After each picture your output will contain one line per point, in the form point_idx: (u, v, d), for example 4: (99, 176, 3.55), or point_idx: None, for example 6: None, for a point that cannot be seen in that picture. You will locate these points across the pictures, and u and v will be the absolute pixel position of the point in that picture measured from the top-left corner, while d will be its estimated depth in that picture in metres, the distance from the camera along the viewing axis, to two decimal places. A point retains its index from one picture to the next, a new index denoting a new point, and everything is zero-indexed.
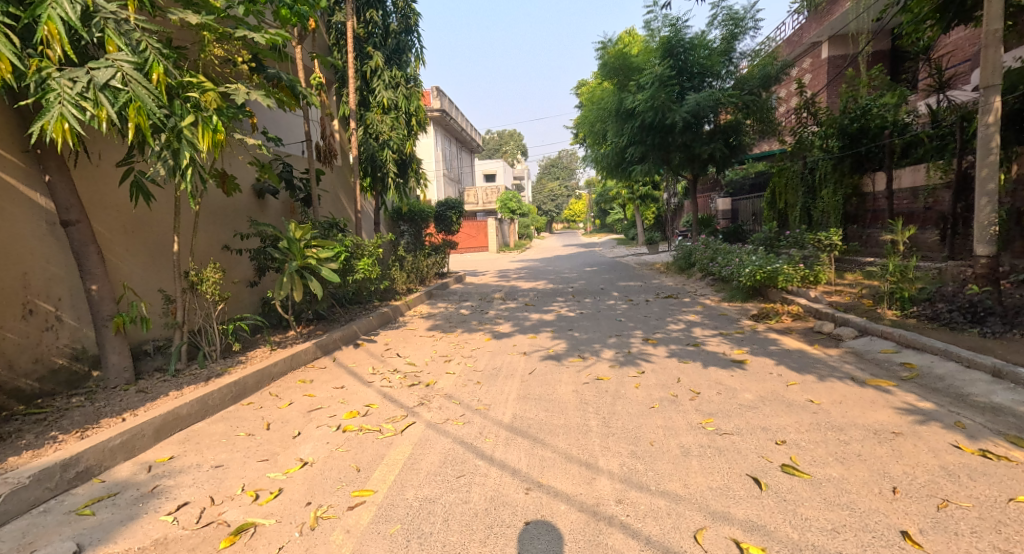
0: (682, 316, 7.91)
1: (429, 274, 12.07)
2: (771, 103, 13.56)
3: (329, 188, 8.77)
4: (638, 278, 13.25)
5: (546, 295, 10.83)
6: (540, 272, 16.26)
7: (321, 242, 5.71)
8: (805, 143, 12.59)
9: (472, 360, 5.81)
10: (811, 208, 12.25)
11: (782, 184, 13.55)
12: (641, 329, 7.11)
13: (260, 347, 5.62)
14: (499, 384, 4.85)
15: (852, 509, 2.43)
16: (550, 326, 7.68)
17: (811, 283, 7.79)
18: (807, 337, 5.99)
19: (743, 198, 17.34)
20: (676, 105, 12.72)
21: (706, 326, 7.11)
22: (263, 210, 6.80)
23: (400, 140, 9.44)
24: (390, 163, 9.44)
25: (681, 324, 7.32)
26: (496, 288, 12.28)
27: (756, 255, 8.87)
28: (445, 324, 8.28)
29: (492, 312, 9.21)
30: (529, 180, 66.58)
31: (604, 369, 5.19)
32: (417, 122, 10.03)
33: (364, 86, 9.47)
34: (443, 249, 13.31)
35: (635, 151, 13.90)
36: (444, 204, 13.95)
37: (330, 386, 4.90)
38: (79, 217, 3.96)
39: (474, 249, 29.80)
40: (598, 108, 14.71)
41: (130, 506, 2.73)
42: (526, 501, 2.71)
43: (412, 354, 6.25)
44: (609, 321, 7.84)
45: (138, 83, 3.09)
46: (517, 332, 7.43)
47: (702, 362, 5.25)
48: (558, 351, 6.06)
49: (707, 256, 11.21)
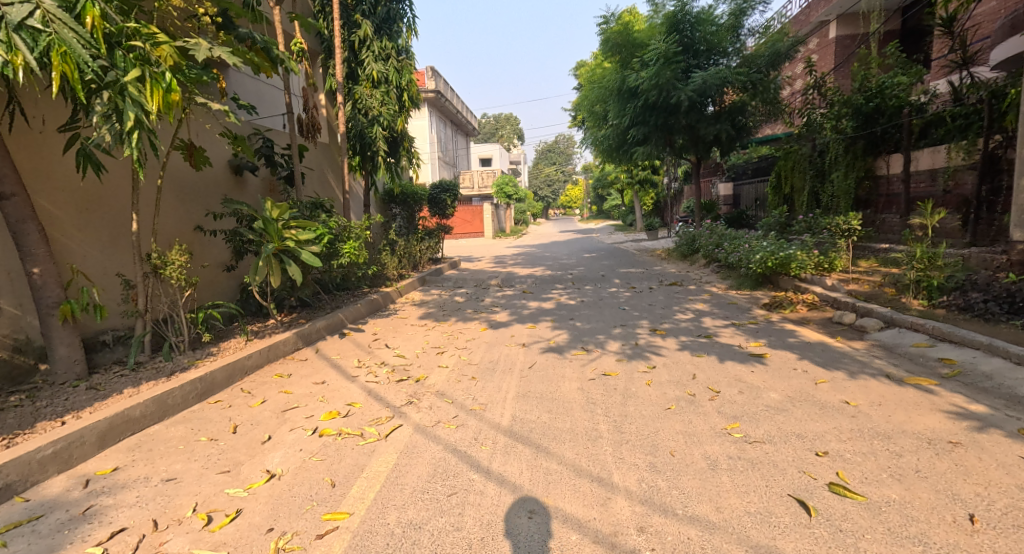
0: (689, 305, 7.49)
1: (422, 259, 11.59)
2: (778, 83, 13.06)
3: (315, 167, 8.26)
4: (639, 265, 12.81)
5: (544, 282, 10.39)
6: (537, 258, 15.79)
7: (300, 222, 5.20)
8: (815, 125, 12.14)
9: (467, 352, 5.37)
10: (819, 192, 11.82)
11: (789, 168, 13.13)
12: (647, 318, 6.69)
13: (236, 337, 5.13)
14: (496, 380, 4.41)
15: (926, 545, 2.01)
16: (549, 315, 7.25)
17: (825, 270, 7.40)
18: (827, 329, 5.58)
19: (746, 182, 16.87)
20: (681, 83, 12.20)
21: (716, 316, 6.69)
22: (240, 188, 6.29)
23: (391, 116, 8.93)
24: (381, 141, 8.93)
25: (689, 313, 6.90)
26: (492, 275, 11.84)
27: (767, 240, 8.44)
28: (438, 313, 7.83)
29: (487, 300, 8.76)
30: (525, 165, 65.75)
31: (611, 363, 4.77)
32: (408, 97, 9.50)
33: (352, 57, 8.87)
34: (437, 233, 12.82)
35: (637, 132, 13.39)
36: (438, 187, 13.44)
37: (310, 381, 4.45)
38: (14, 190, 3.48)
39: (470, 235, 29.28)
40: (599, 88, 14.14)
41: (53, 535, 2.27)
42: (530, 529, 2.28)
43: (402, 345, 5.79)
44: (612, 309, 7.41)
45: (63, 24, 2.63)
46: (515, 321, 6.99)
47: (717, 355, 4.83)
48: (559, 343, 5.63)
49: (712, 242, 10.77)
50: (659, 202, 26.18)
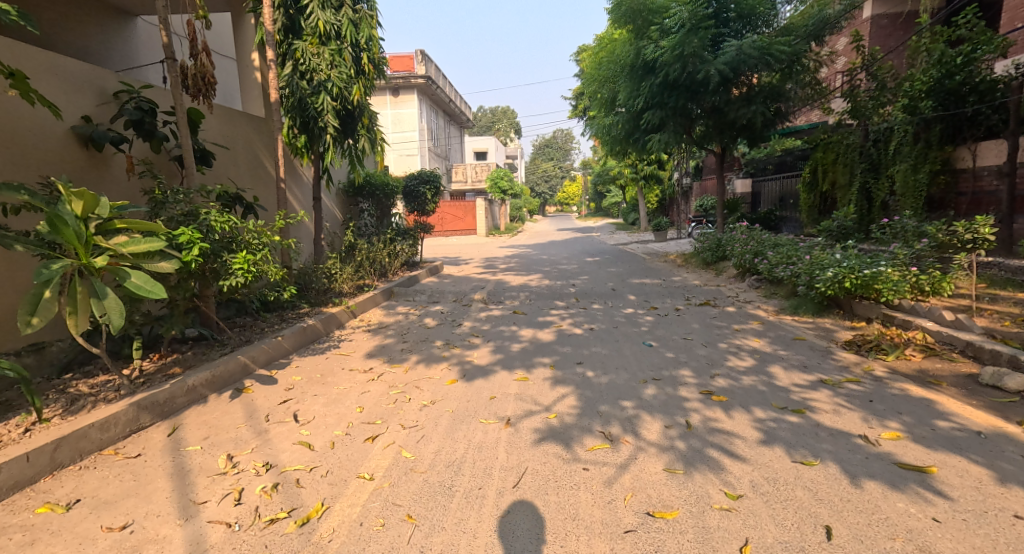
0: (739, 342, 5.47)
1: (393, 265, 9.49)
2: (818, 60, 11.14)
3: (233, 145, 6.23)
4: (653, 273, 10.81)
5: (541, 297, 8.37)
6: (533, 262, 13.77)
7: (132, 221, 3.11)
8: (865, 109, 10.38)
9: (415, 440, 3.32)
10: (873, 189, 9.87)
11: (829, 160, 11.35)
12: (690, 367, 4.67)
13: (17, 417, 3.05)
14: (451, 532, 2.37)
15: None
16: (549, 357, 5.19)
17: (925, 295, 5.50)
18: (988, 403, 3.55)
19: (768, 179, 15.28)
20: (710, 55, 10.19)
21: (790, 364, 4.66)
22: (83, 170, 4.21)
23: (342, 82, 6.88)
24: (330, 114, 6.86)
25: (746, 358, 4.88)
26: (478, 284, 9.83)
27: (836, 251, 6.46)
28: (396, 346, 5.76)
29: (467, 324, 6.70)
30: (520, 161, 63.86)
31: (657, 480, 2.75)
32: (369, 60, 7.42)
33: (291, 2, 6.76)
34: (414, 233, 10.75)
35: (653, 116, 11.37)
36: (416, 178, 11.35)
37: (97, 525, 2.38)
38: None
39: (461, 232, 27.10)
40: (608, 63, 11.99)
41: None
42: None
43: (321, 418, 3.71)
44: (635, 348, 5.36)
45: None
46: (499, 368, 4.93)
47: (840, 464, 2.81)
48: (564, 419, 3.58)
49: (748, 251, 8.80)
50: (664, 199, 24.30)
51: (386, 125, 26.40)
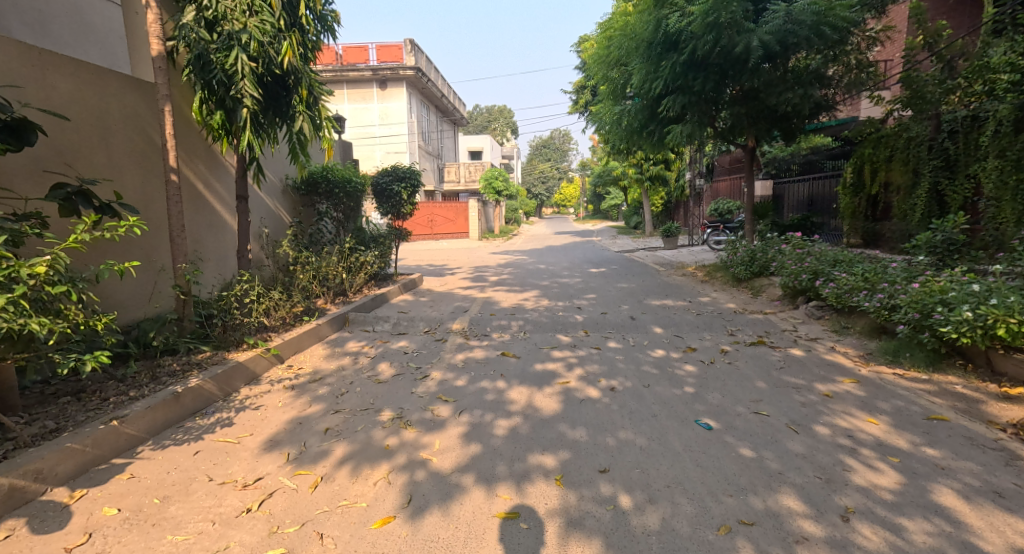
0: (847, 424, 3.53)
1: (353, 281, 7.51)
2: (872, 35, 9.31)
3: (91, 117, 4.27)
4: (676, 291, 8.90)
5: (540, 327, 6.42)
6: (529, 273, 11.76)
7: None
8: (930, 95, 8.40)
9: None
10: (947, 190, 8.09)
11: (881, 157, 9.50)
12: (796, 488, 2.75)
13: None
14: None
15: None
16: (553, 453, 3.24)
17: None
18: None
19: (795, 179, 13.45)
20: (751, 23, 8.38)
21: (967, 483, 2.73)
22: None
23: (266, 35, 4.94)
24: (248, 80, 4.89)
25: (881, 465, 2.96)
26: (461, 306, 7.86)
27: (962, 279, 4.54)
28: (319, 422, 3.78)
29: (435, 378, 4.70)
30: (517, 161, 62.11)
31: None
32: (308, 10, 5.56)
33: None
34: (385, 241, 8.78)
35: (674, 102, 9.51)
36: (388, 174, 9.32)
37: None
38: None
39: (453, 235, 25.14)
40: (618, 41, 10.07)
41: None
42: None
43: None
44: (687, 437, 3.40)
45: None
46: (471, 478, 2.99)
47: None
48: None
49: (803, 269, 6.88)
50: (671, 201, 22.40)
51: (372, 120, 24.41)
